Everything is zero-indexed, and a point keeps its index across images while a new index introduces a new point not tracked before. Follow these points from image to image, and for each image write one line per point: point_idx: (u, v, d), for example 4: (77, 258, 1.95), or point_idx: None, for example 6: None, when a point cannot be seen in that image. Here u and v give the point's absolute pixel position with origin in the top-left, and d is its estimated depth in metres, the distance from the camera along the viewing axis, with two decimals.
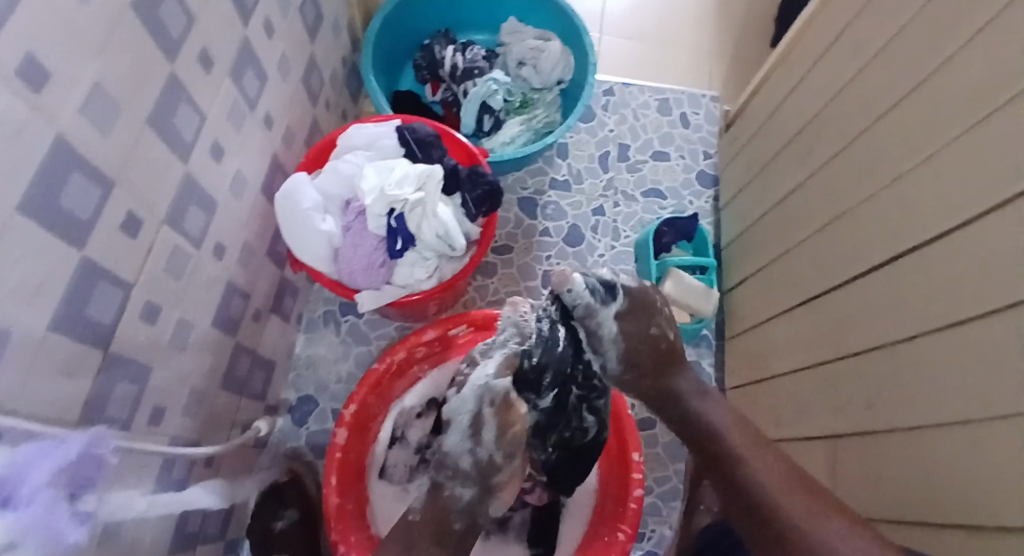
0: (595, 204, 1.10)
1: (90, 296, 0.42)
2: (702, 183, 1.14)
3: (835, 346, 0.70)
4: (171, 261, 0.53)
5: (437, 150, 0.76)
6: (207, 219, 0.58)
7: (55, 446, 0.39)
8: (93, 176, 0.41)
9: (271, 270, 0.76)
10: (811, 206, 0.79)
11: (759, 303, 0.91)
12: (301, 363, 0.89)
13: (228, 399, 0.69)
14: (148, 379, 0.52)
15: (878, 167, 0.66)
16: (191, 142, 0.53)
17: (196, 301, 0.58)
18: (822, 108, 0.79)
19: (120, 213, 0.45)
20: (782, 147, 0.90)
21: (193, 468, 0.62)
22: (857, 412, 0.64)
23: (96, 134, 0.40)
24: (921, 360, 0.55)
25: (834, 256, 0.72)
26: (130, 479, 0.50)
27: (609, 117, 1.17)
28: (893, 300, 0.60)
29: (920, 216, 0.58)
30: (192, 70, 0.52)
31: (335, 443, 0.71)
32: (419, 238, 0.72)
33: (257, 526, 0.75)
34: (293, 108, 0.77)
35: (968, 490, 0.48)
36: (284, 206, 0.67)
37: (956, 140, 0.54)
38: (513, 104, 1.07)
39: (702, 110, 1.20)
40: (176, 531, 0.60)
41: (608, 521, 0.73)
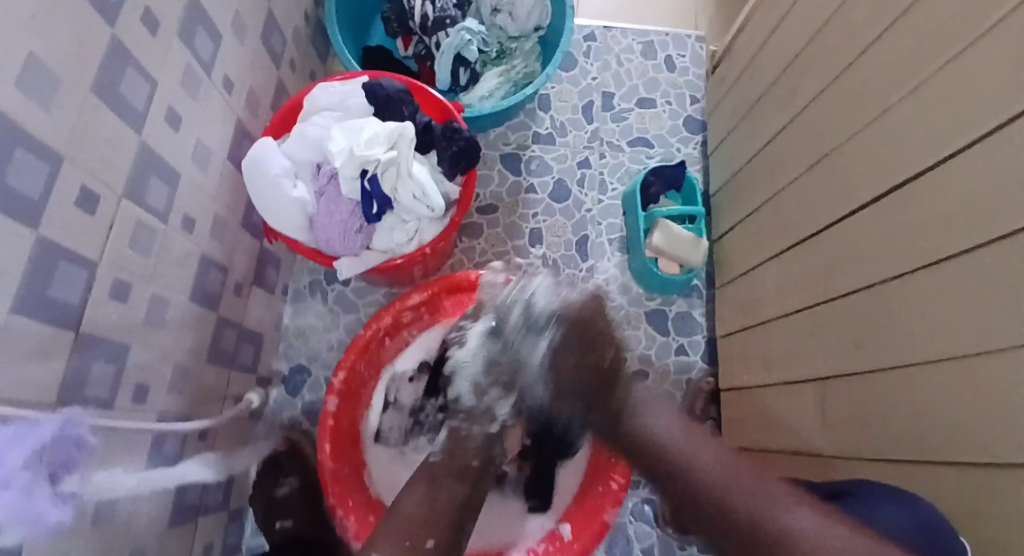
0: (580, 157, 1.07)
1: (51, 278, 0.41)
2: (690, 129, 1.11)
3: (824, 289, 0.69)
4: (136, 238, 0.51)
5: (408, 106, 0.73)
6: (172, 193, 0.56)
7: (31, 430, 0.38)
8: (39, 153, 0.39)
9: (248, 242, 0.74)
10: (798, 146, 0.77)
11: (748, 249, 0.90)
12: (290, 333, 0.88)
13: (215, 374, 0.69)
14: (126, 359, 0.51)
15: (866, 100, 0.63)
16: (144, 112, 0.51)
17: (170, 278, 0.57)
18: (807, 43, 0.76)
19: (73, 190, 0.43)
20: (767, 88, 0.87)
21: (186, 443, 0.62)
22: (846, 354, 0.64)
23: (38, 110, 0.38)
24: (908, 297, 0.55)
25: (822, 198, 0.71)
26: (119, 458, 0.50)
27: (591, 64, 1.12)
28: (881, 240, 0.59)
29: (906, 151, 0.56)
30: (136, 35, 0.49)
31: (326, 411, 0.72)
32: (396, 200, 0.70)
33: (260, 494, 0.76)
34: (255, 71, 0.74)
35: (958, 426, 0.49)
36: (253, 175, 0.65)
37: (941, 69, 0.52)
38: (489, 55, 1.03)
39: (688, 52, 1.15)
40: (176, 505, 0.60)
41: (600, 471, 0.75)
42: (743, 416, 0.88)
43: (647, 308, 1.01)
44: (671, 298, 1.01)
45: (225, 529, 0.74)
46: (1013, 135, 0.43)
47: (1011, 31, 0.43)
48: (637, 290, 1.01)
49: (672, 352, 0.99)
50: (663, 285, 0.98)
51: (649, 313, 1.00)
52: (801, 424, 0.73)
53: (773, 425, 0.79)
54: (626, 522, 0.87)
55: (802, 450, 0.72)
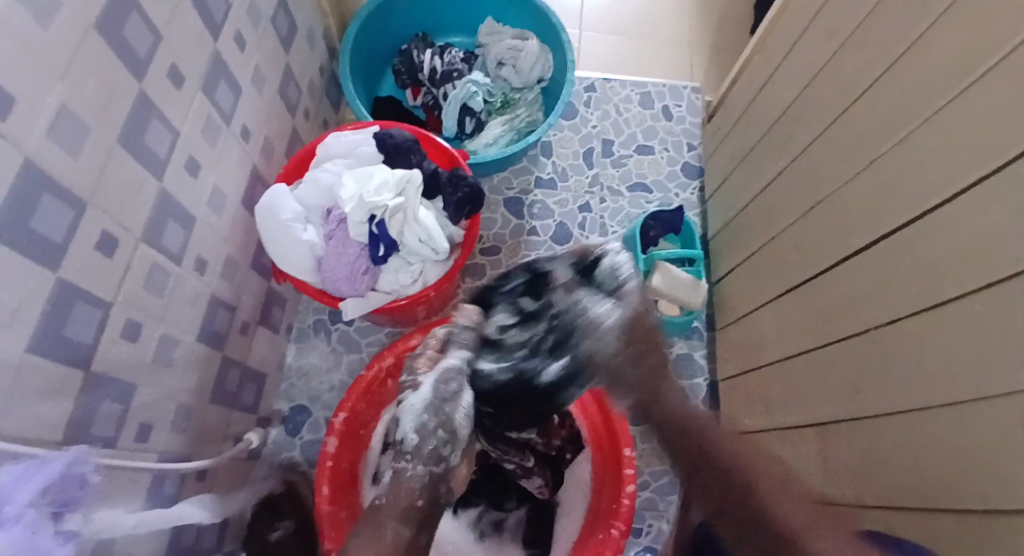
0: (581, 201, 1.10)
1: (68, 318, 0.43)
2: (688, 175, 1.14)
3: (821, 333, 0.70)
4: (150, 279, 0.53)
5: (417, 154, 0.76)
6: (187, 235, 0.59)
7: (37, 467, 0.39)
8: (64, 198, 0.41)
9: (257, 282, 0.76)
10: (792, 193, 0.80)
11: (746, 292, 0.92)
12: (292, 373, 0.89)
13: (217, 412, 0.69)
14: (133, 397, 0.52)
15: (856, 151, 0.66)
16: (165, 159, 0.54)
17: (180, 317, 0.59)
18: (798, 96, 0.80)
19: (95, 234, 0.45)
20: (763, 135, 0.91)
21: (184, 482, 0.62)
22: (844, 400, 0.65)
23: (66, 156, 0.41)
24: (904, 342, 0.56)
25: (817, 244, 0.72)
26: (118, 497, 0.50)
27: (591, 113, 1.17)
28: (875, 287, 0.61)
29: (901, 194, 0.58)
30: (161, 88, 0.52)
31: (326, 452, 0.72)
32: (402, 243, 0.73)
33: (255, 536, 0.74)
34: (270, 120, 0.77)
35: (956, 474, 0.49)
36: (265, 219, 0.68)
37: (930, 119, 0.55)
38: (494, 105, 1.07)
39: (685, 102, 1.20)
40: (171, 547, 0.60)
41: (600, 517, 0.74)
42: None
43: None
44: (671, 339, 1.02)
45: None
46: (1003, 179, 0.45)
47: (1005, 83, 0.46)
48: None
49: None
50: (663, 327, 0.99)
51: None
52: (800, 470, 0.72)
53: None
54: None
55: None
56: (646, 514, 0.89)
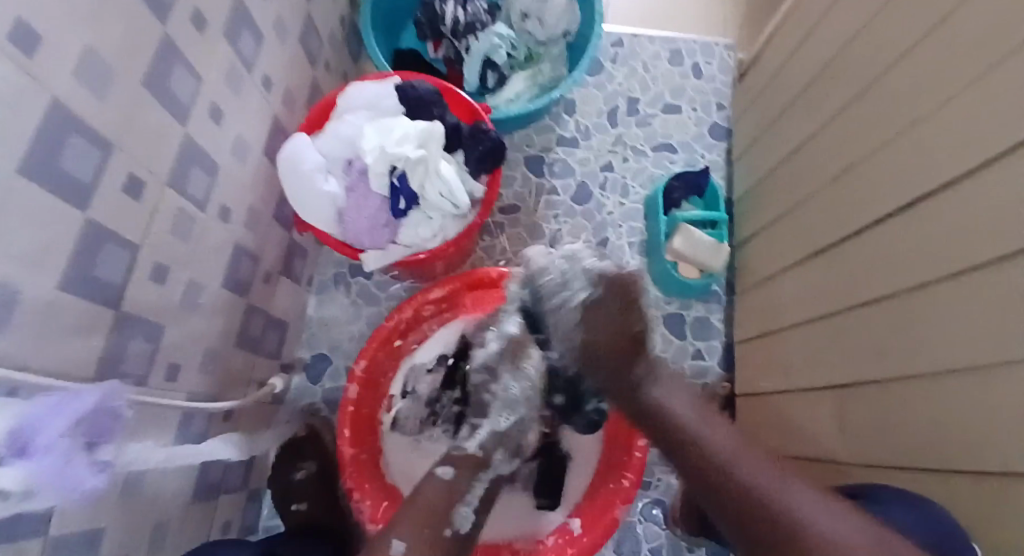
0: (603, 161, 1.08)
1: (97, 259, 0.44)
2: (715, 136, 1.11)
3: (845, 298, 0.69)
4: (176, 225, 0.54)
5: (438, 107, 0.75)
6: (211, 183, 0.59)
7: (72, 401, 0.41)
8: (92, 140, 0.41)
9: (279, 232, 0.77)
10: (823, 155, 0.77)
11: (770, 256, 0.90)
12: (313, 323, 0.91)
13: (242, 358, 0.71)
14: (161, 338, 0.54)
15: (892, 111, 0.63)
16: (189, 106, 0.54)
17: (205, 264, 0.60)
18: (834, 55, 0.76)
19: (121, 177, 0.45)
20: (796, 96, 0.87)
21: (212, 422, 0.64)
22: (866, 363, 0.64)
23: (91, 97, 0.41)
24: (926, 312, 0.55)
25: (845, 207, 0.70)
26: (148, 432, 0.52)
27: (617, 70, 1.13)
28: (904, 250, 0.59)
29: (939, 158, 0.54)
30: (185, 32, 0.51)
31: (347, 398, 0.74)
32: (423, 197, 0.72)
33: (277, 477, 0.78)
34: (291, 67, 0.76)
35: (972, 439, 0.48)
36: (287, 169, 0.67)
37: (974, 84, 0.51)
38: (518, 59, 1.05)
39: (716, 60, 1.15)
40: (199, 481, 0.63)
41: (614, 469, 0.75)
42: (759, 421, 0.87)
43: (664, 311, 1.01)
44: (689, 302, 1.01)
45: (244, 508, 0.76)
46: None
47: None
48: (656, 293, 1.01)
49: (688, 355, 0.99)
50: (681, 289, 0.98)
51: (666, 317, 1.00)
52: (817, 435, 0.72)
53: (789, 434, 0.79)
54: (635, 522, 0.87)
55: (816, 459, 0.72)
56: (655, 469, 0.89)
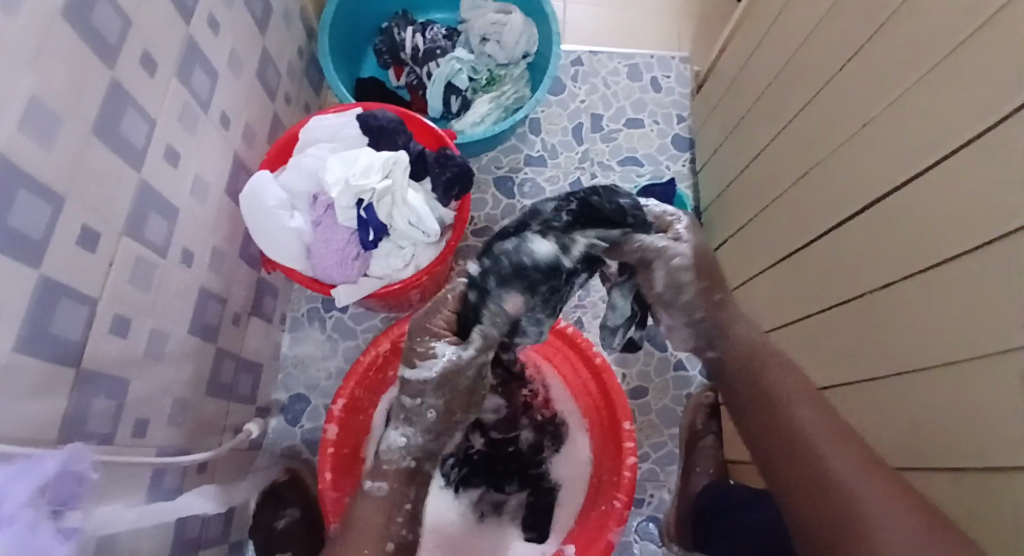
0: (571, 178, 1.09)
1: (53, 315, 0.42)
2: (678, 147, 1.13)
3: (816, 300, 0.70)
4: (136, 273, 0.52)
5: (403, 135, 0.74)
6: (172, 226, 0.58)
7: (32, 466, 0.38)
8: (42, 193, 0.40)
9: (246, 273, 0.75)
10: (785, 161, 0.79)
11: (742, 259, 0.91)
12: (289, 362, 0.89)
13: (214, 403, 0.69)
14: (126, 391, 0.52)
15: (848, 114, 0.65)
16: (143, 150, 0.52)
17: (169, 311, 0.58)
18: (788, 61, 0.79)
19: (74, 228, 0.44)
20: (753, 105, 0.90)
21: (186, 475, 0.62)
22: (841, 364, 0.65)
23: (39, 149, 0.39)
24: (898, 310, 0.56)
25: (810, 210, 0.72)
26: (118, 492, 0.50)
27: (579, 88, 1.15)
28: (869, 247, 0.60)
29: (895, 157, 0.57)
30: (134, 74, 0.50)
31: (326, 439, 0.72)
32: (392, 227, 0.71)
33: (260, 526, 0.75)
34: (250, 105, 0.75)
35: (957, 431, 0.49)
36: (250, 208, 0.66)
37: (914, 86, 0.54)
38: (479, 82, 1.06)
39: (673, 73, 1.18)
40: (176, 537, 0.60)
41: (603, 490, 0.74)
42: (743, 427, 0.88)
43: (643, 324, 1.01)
44: None
45: None
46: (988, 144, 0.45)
47: (1004, 32, 0.43)
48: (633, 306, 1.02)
49: (669, 367, 0.95)
50: None
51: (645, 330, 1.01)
52: None
53: None
54: (631, 541, 0.87)
55: None
56: (646, 485, 0.89)
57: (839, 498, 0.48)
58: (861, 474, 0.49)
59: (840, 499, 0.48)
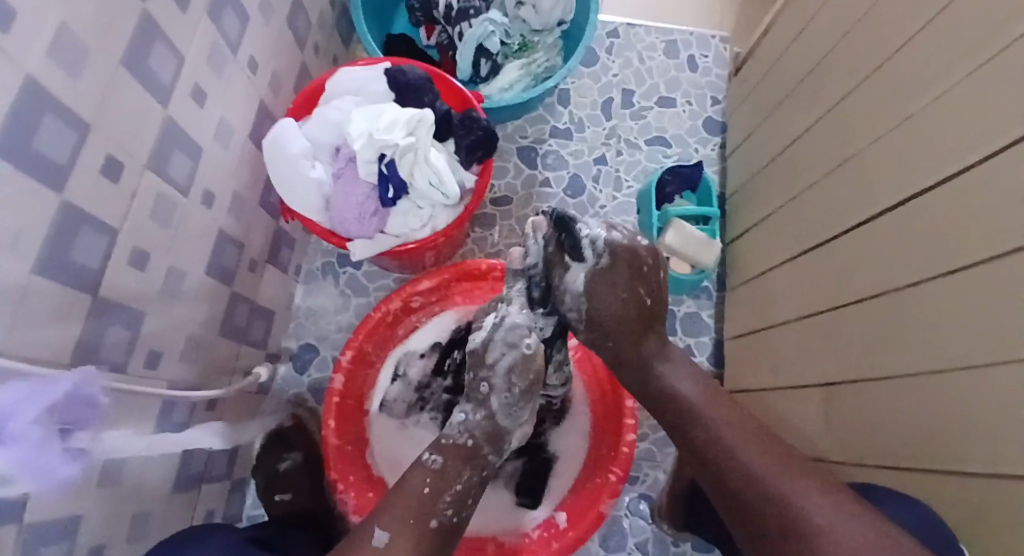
0: (596, 153, 1.07)
1: (73, 243, 0.42)
2: (709, 130, 1.11)
3: (836, 296, 0.69)
4: (156, 209, 0.52)
5: (429, 94, 0.73)
6: (194, 167, 0.58)
7: (45, 387, 0.39)
8: (67, 120, 0.40)
9: (264, 220, 0.76)
10: (819, 151, 0.76)
11: (764, 250, 0.89)
12: (300, 313, 0.90)
13: (226, 346, 0.70)
14: (141, 325, 0.53)
15: (889, 107, 0.62)
16: (170, 87, 0.52)
17: (187, 250, 0.59)
18: (833, 47, 0.75)
19: (98, 158, 0.44)
20: (790, 92, 0.87)
21: (195, 410, 0.63)
22: (854, 361, 0.64)
23: (67, 75, 0.39)
24: (919, 311, 0.55)
25: (839, 204, 0.70)
26: (128, 420, 0.51)
27: (612, 61, 1.12)
28: (898, 245, 0.59)
29: (934, 153, 0.54)
30: (165, 9, 0.50)
31: (332, 388, 0.73)
32: (412, 186, 0.71)
33: (262, 467, 0.78)
34: (279, 51, 0.75)
35: (966, 438, 0.48)
36: (272, 151, 0.66)
37: (960, 81, 0.52)
38: (511, 47, 1.02)
39: (711, 52, 1.14)
40: (181, 469, 0.62)
41: (602, 464, 0.75)
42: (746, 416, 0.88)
43: None
44: (680, 297, 1.01)
45: (228, 499, 0.76)
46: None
47: None
48: None
49: (677, 352, 0.99)
50: (673, 284, 0.97)
51: None
52: (806, 430, 0.73)
53: (779, 429, 0.79)
54: (622, 516, 0.88)
55: (808, 456, 0.71)
56: (642, 464, 0.90)
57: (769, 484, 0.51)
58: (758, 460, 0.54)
59: (761, 492, 0.51)
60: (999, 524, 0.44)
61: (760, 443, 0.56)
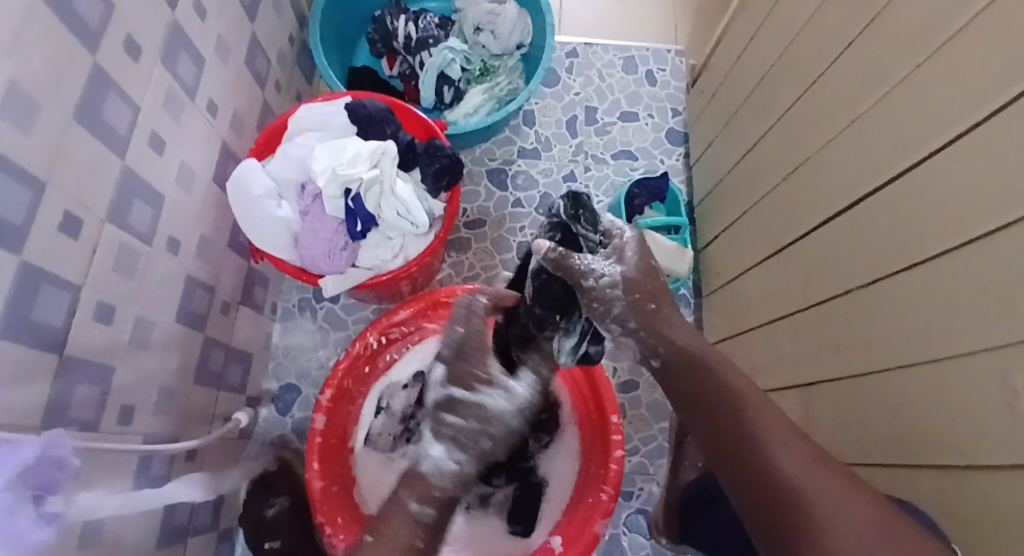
0: (565, 170, 1.08)
1: (35, 301, 0.42)
2: (672, 140, 1.13)
3: (802, 296, 0.70)
4: (120, 260, 0.52)
5: (392, 125, 0.74)
6: (156, 214, 0.57)
7: (11, 454, 0.38)
8: (22, 178, 0.39)
9: (235, 262, 0.75)
10: (777, 155, 0.78)
11: (733, 255, 0.91)
12: (279, 352, 0.88)
13: (202, 393, 0.69)
14: (110, 378, 0.51)
15: (838, 109, 0.65)
16: (126, 136, 0.52)
17: (155, 299, 0.58)
18: (783, 53, 0.77)
19: (56, 213, 0.43)
20: (745, 100, 0.89)
21: (174, 462, 0.62)
22: (829, 359, 0.65)
23: (18, 133, 0.39)
24: (884, 305, 0.56)
25: (799, 205, 0.72)
26: (103, 479, 0.50)
27: (574, 80, 1.14)
28: (858, 242, 0.60)
29: (884, 152, 0.57)
30: (117, 59, 0.50)
31: (314, 428, 0.72)
32: (380, 217, 0.71)
33: (250, 514, 0.75)
34: (239, 93, 0.75)
35: (942, 429, 0.49)
36: (237, 194, 0.65)
37: (904, 80, 0.54)
38: (473, 73, 1.05)
39: (668, 65, 1.17)
40: (164, 524, 0.60)
41: (592, 482, 0.74)
42: None
43: None
44: None
45: (214, 550, 0.74)
46: (974, 141, 0.45)
47: (993, 27, 0.43)
48: None
49: None
50: None
51: None
52: None
53: None
54: (619, 533, 0.87)
55: None
56: (635, 478, 0.90)
57: (793, 487, 0.46)
58: (785, 447, 0.49)
59: (790, 496, 0.45)
60: (984, 512, 0.44)
61: (809, 450, 0.48)
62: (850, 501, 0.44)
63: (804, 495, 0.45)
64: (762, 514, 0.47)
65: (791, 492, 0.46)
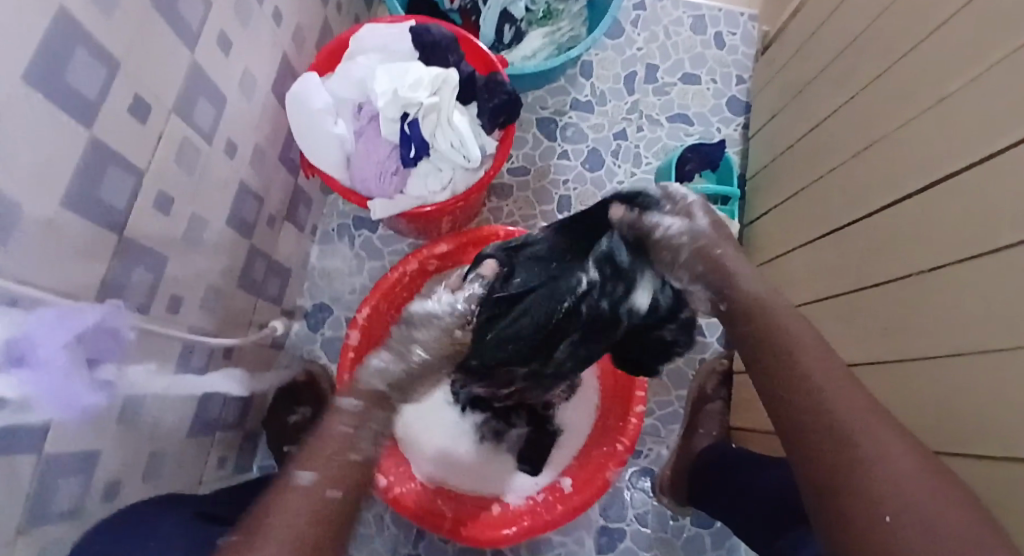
0: (617, 127, 1.06)
1: (101, 179, 0.42)
2: (732, 109, 1.09)
3: (856, 278, 0.68)
4: (181, 154, 0.52)
5: (454, 54, 0.72)
6: (218, 115, 0.57)
7: (73, 316, 0.40)
8: (98, 55, 0.40)
9: (284, 176, 0.76)
10: (845, 134, 0.75)
11: (784, 232, 0.88)
12: (315, 273, 0.90)
13: (244, 298, 0.71)
14: (163, 269, 0.53)
15: (920, 89, 0.61)
16: (197, 32, 0.51)
17: (210, 199, 0.59)
18: (872, 23, 0.72)
19: (126, 97, 0.44)
20: (821, 71, 0.84)
21: (212, 358, 0.64)
22: (870, 342, 0.64)
23: (98, 11, 0.39)
24: (941, 295, 0.54)
25: (862, 185, 0.69)
26: (151, 358, 0.52)
27: (638, 34, 1.10)
28: (922, 228, 0.58)
29: (966, 138, 0.53)
30: None
31: (348, 344, 0.73)
32: (433, 147, 0.70)
33: (274, 419, 0.78)
34: (303, 6, 0.73)
35: (986, 419, 0.47)
36: (295, 106, 0.66)
37: (1000, 63, 0.50)
38: (536, 14, 1.01)
39: (739, 30, 1.12)
40: (197, 415, 0.63)
41: (608, 436, 0.77)
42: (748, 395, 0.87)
43: None
44: None
45: (240, 448, 0.77)
46: None
47: None
48: None
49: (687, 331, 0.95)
50: None
51: None
52: None
53: None
54: (623, 488, 0.89)
55: None
56: (647, 439, 0.91)
57: (847, 438, 0.42)
58: (845, 402, 0.44)
59: (859, 461, 0.41)
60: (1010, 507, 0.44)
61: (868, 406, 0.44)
62: (906, 469, 0.40)
63: (856, 453, 0.41)
64: (808, 467, 0.44)
65: (841, 440, 0.42)
